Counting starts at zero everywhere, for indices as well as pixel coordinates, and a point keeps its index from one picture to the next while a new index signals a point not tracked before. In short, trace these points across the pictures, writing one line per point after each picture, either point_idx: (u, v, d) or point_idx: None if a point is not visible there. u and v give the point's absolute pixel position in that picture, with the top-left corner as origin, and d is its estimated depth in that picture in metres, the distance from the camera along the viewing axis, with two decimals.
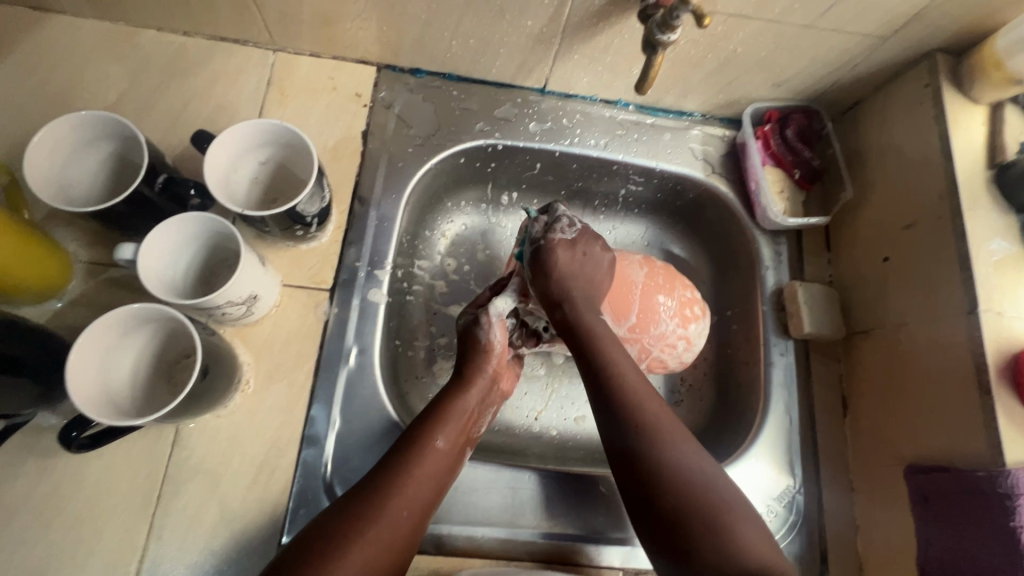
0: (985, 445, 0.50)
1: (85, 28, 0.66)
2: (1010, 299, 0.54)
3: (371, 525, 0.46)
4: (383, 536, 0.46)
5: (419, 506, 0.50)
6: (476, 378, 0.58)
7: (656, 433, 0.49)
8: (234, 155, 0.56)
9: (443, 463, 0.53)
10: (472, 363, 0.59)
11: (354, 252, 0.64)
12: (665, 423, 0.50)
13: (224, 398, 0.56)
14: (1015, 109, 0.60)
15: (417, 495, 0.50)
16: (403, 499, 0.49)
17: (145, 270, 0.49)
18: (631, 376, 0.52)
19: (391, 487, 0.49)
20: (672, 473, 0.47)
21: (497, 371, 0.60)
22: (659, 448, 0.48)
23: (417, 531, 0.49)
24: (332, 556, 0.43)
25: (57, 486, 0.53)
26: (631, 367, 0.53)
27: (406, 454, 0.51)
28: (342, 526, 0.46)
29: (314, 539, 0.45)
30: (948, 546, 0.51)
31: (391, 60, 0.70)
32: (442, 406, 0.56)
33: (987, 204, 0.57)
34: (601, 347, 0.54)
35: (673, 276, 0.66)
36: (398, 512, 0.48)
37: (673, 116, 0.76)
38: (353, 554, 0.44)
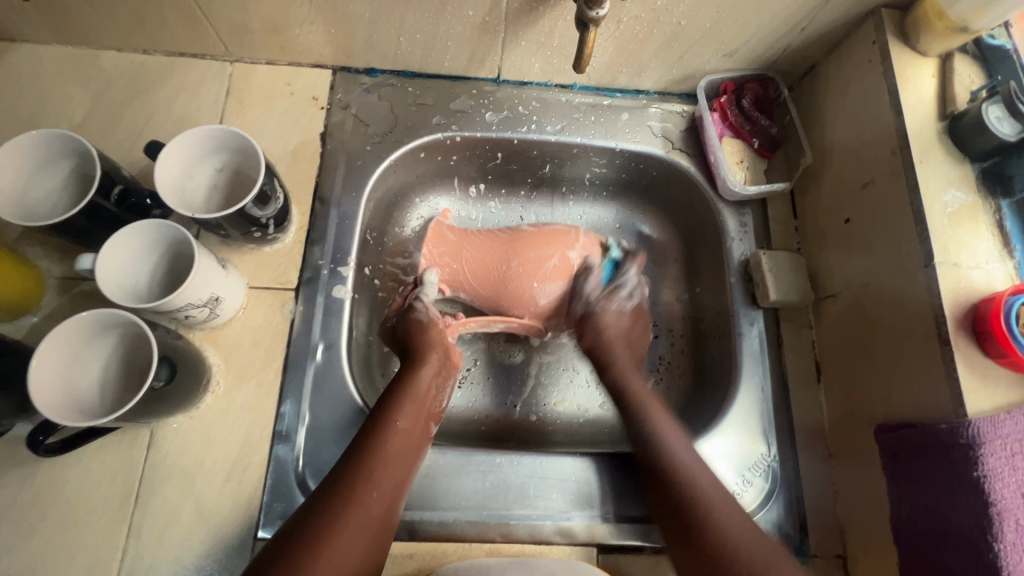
0: (947, 398, 0.49)
1: (50, 54, 0.69)
2: (967, 248, 0.53)
3: (345, 515, 0.47)
4: (359, 526, 0.47)
5: (393, 488, 0.51)
6: (427, 357, 0.59)
7: (701, 485, 0.53)
8: (187, 164, 0.57)
9: (407, 440, 0.54)
10: (423, 342, 0.60)
11: (318, 250, 0.65)
12: (702, 476, 0.54)
13: (194, 399, 0.57)
14: (965, 59, 0.59)
15: (387, 480, 0.51)
16: (373, 485, 0.49)
17: (103, 278, 0.50)
18: (678, 443, 0.57)
19: (356, 478, 0.49)
20: (700, 509, 0.51)
21: (444, 349, 0.61)
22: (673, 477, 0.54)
23: (392, 515, 0.50)
24: (303, 554, 0.43)
25: (37, 494, 0.54)
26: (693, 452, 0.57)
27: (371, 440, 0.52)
28: (310, 523, 0.45)
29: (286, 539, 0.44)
30: (917, 502, 0.50)
31: (344, 61, 0.71)
32: (398, 391, 0.56)
33: (940, 155, 0.56)
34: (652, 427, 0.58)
35: (560, 231, 0.68)
36: (370, 498, 0.49)
37: (630, 96, 0.76)
38: (333, 541, 0.45)
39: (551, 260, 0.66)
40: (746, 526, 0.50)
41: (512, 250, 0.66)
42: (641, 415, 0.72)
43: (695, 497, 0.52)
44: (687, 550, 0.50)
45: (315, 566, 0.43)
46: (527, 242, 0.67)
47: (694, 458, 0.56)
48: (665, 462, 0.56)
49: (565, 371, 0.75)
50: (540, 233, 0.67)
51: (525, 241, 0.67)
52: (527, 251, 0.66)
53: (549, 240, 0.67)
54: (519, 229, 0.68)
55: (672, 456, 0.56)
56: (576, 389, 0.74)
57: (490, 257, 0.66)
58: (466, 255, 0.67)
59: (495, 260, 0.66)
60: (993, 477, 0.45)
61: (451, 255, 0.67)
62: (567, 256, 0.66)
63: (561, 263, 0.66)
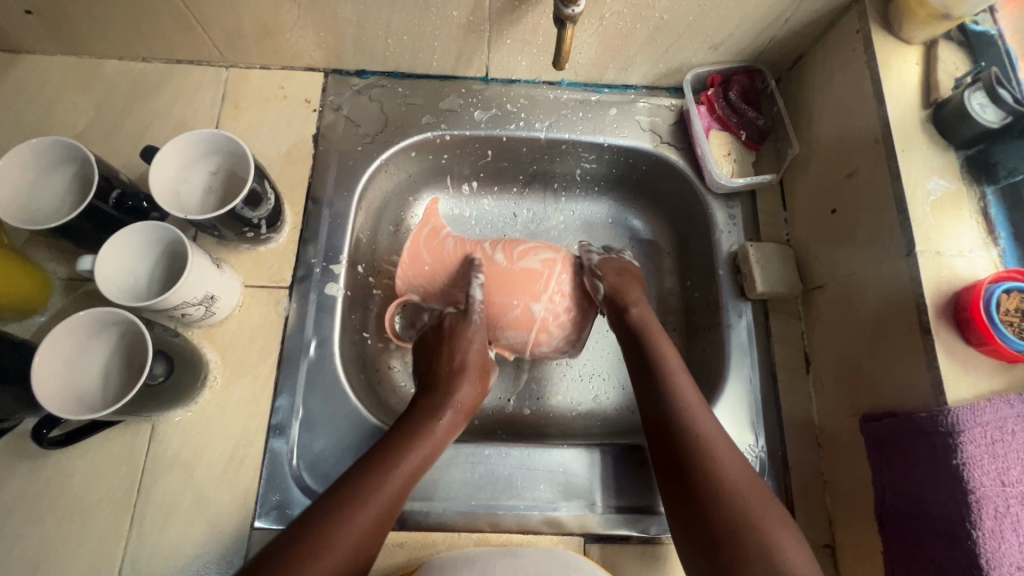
0: (929, 386, 0.49)
1: (54, 64, 0.71)
2: (950, 236, 0.52)
3: (357, 513, 0.48)
4: (374, 510, 0.50)
5: (402, 488, 0.52)
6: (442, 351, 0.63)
7: (724, 461, 0.53)
8: (182, 167, 0.59)
9: (431, 448, 0.56)
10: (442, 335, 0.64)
11: (311, 249, 0.67)
12: (721, 444, 0.54)
13: (192, 393, 0.59)
14: (950, 45, 0.58)
15: (399, 481, 0.52)
16: (388, 485, 0.51)
17: (102, 277, 0.53)
18: (688, 395, 0.57)
19: (368, 475, 0.51)
20: (719, 477, 0.51)
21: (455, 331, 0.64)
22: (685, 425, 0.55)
23: (395, 511, 0.52)
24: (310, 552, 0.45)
25: (45, 486, 0.57)
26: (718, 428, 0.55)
27: (392, 443, 0.54)
28: (317, 521, 0.47)
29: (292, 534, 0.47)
30: (900, 491, 0.50)
31: (336, 64, 0.73)
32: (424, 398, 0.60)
33: (923, 143, 0.56)
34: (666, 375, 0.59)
35: (532, 275, 0.66)
36: (380, 498, 0.50)
37: (618, 91, 0.76)
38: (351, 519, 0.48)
39: (513, 307, 0.65)
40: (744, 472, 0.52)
41: (479, 291, 0.66)
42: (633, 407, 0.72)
43: (702, 441, 0.54)
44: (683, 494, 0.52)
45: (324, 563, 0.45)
46: (497, 285, 0.66)
47: (698, 404, 0.57)
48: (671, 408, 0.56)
49: (558, 364, 0.75)
50: (511, 272, 0.66)
51: (494, 283, 0.66)
52: (493, 294, 0.66)
53: (514, 286, 0.65)
54: (491, 262, 0.67)
55: (696, 428, 0.55)
56: (568, 382, 0.75)
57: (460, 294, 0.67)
58: (437, 280, 0.68)
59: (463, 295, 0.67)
60: (972, 465, 0.45)
61: (422, 277, 0.68)
62: (528, 307, 0.65)
63: (522, 316, 0.65)
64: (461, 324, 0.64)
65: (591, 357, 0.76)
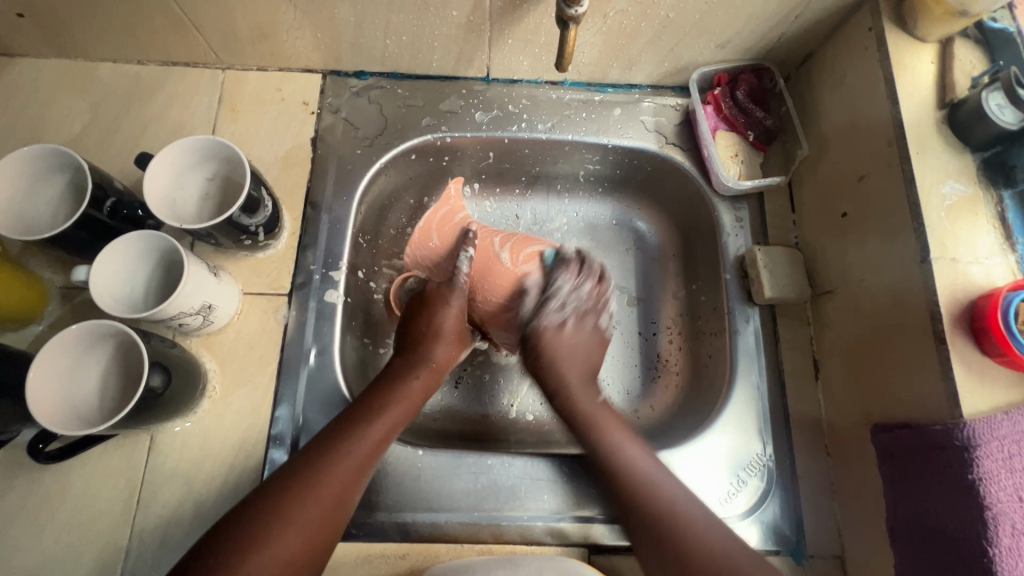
0: (943, 398, 0.48)
1: (49, 67, 0.70)
2: (966, 243, 0.51)
3: (300, 503, 0.48)
4: (310, 514, 0.48)
5: (359, 468, 0.52)
6: (412, 363, 0.62)
7: (660, 491, 0.53)
8: (178, 174, 0.58)
9: (374, 445, 0.54)
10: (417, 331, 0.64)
11: (310, 255, 0.66)
12: (667, 491, 0.53)
13: (191, 403, 0.59)
14: (966, 43, 0.56)
15: (354, 459, 0.52)
16: (343, 463, 0.52)
17: (97, 286, 0.51)
18: (626, 446, 0.57)
19: (308, 471, 0.50)
20: (675, 527, 0.51)
21: (425, 344, 0.63)
22: (627, 483, 0.55)
23: (354, 492, 0.52)
24: (255, 537, 0.45)
25: (45, 497, 0.56)
26: (646, 455, 0.57)
27: (335, 438, 0.53)
28: (262, 506, 0.47)
29: (236, 520, 0.46)
30: (912, 504, 0.49)
31: (334, 65, 0.71)
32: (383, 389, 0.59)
33: (938, 145, 0.54)
34: (597, 433, 0.59)
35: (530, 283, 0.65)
36: (333, 477, 0.50)
37: (622, 91, 0.75)
38: (283, 518, 0.47)
39: (506, 312, 0.66)
40: (705, 528, 0.51)
41: (483, 286, 0.66)
42: (638, 413, 0.71)
43: (645, 497, 0.53)
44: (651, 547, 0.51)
45: (269, 546, 0.45)
46: (496, 287, 0.66)
47: (640, 455, 0.57)
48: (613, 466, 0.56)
49: None
50: (513, 276, 0.65)
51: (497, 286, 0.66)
52: (491, 295, 0.66)
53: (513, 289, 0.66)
54: (497, 261, 0.66)
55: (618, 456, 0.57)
56: None
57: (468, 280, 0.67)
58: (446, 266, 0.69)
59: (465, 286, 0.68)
60: (989, 480, 0.44)
61: (431, 260, 0.69)
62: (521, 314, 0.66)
63: (515, 320, 0.67)
64: (442, 291, 0.66)
65: None
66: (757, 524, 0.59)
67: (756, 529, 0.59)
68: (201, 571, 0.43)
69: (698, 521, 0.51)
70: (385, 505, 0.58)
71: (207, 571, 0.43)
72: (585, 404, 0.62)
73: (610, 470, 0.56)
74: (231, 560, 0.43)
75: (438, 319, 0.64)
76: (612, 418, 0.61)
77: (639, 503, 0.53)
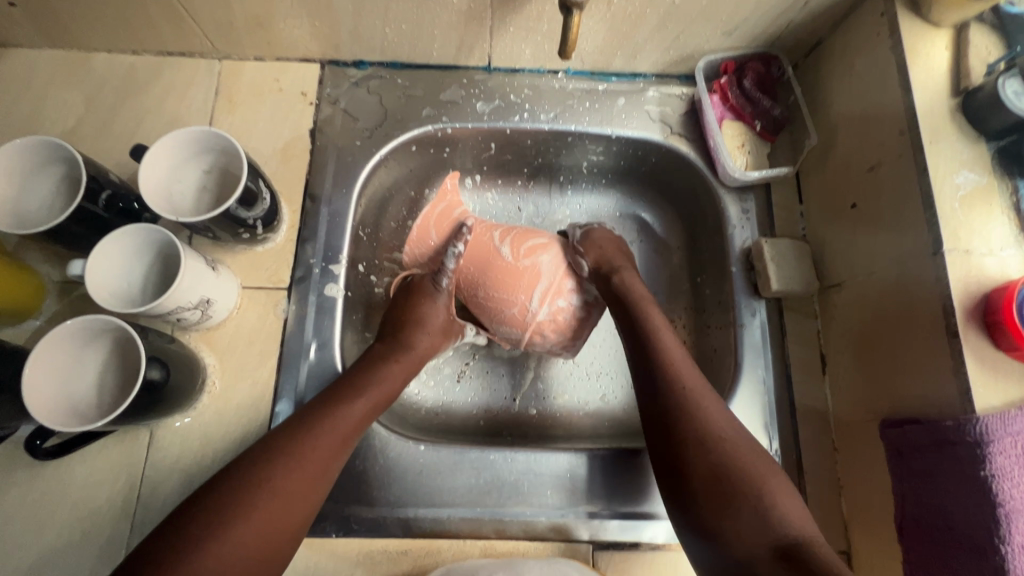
0: (955, 392, 0.47)
1: (43, 58, 0.69)
2: (979, 234, 0.49)
3: (272, 480, 0.48)
4: (283, 487, 0.48)
5: (337, 446, 0.52)
6: (397, 346, 0.62)
7: (704, 406, 0.53)
8: (174, 166, 0.57)
9: (353, 423, 0.54)
10: (407, 315, 0.64)
11: (309, 249, 0.65)
12: (711, 408, 0.53)
13: (190, 398, 0.58)
14: (982, 28, 0.55)
15: (331, 436, 0.52)
16: (321, 437, 0.52)
17: (94, 279, 0.51)
18: (674, 350, 0.58)
19: (287, 446, 0.50)
20: (707, 438, 0.51)
21: (411, 330, 0.63)
22: (674, 393, 0.54)
23: (331, 468, 0.52)
24: (229, 509, 0.45)
25: (44, 494, 0.56)
26: (696, 375, 0.56)
27: (315, 413, 0.53)
28: (238, 479, 0.47)
29: (211, 493, 0.46)
30: (922, 500, 0.48)
31: (332, 54, 0.70)
32: (369, 368, 0.59)
33: (952, 133, 0.52)
34: (653, 336, 0.59)
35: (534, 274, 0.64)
36: (311, 453, 0.51)
37: (626, 80, 0.73)
38: (260, 493, 0.47)
39: (511, 306, 0.64)
40: (741, 444, 0.51)
41: (483, 280, 0.65)
42: None
43: (691, 414, 0.53)
44: (675, 460, 0.52)
45: (243, 517, 0.45)
46: (497, 280, 0.64)
47: (689, 370, 0.56)
48: (662, 382, 0.56)
49: (565, 363, 0.74)
50: (516, 269, 0.64)
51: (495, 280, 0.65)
52: (495, 288, 0.65)
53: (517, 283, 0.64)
54: (497, 256, 0.65)
55: (699, 408, 0.53)
56: (575, 381, 0.73)
57: (465, 276, 0.67)
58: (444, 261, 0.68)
59: (467, 281, 0.66)
60: (1001, 476, 0.43)
61: (429, 255, 0.68)
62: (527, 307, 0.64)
63: (520, 315, 0.64)
64: (427, 282, 0.66)
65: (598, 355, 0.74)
66: None
67: None
68: (164, 545, 0.43)
69: (731, 436, 0.52)
70: (387, 501, 0.58)
71: (177, 543, 0.43)
72: (653, 316, 0.61)
73: (657, 385, 0.56)
74: (200, 533, 0.44)
75: (421, 308, 0.65)
76: (668, 327, 0.61)
77: (685, 412, 0.53)
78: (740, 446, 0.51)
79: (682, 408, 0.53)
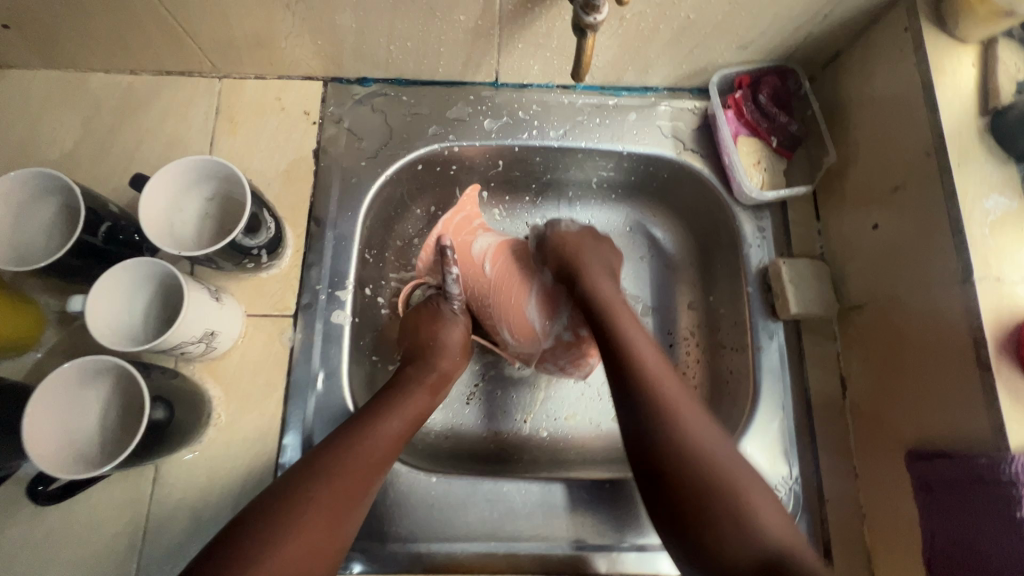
0: (988, 427, 0.46)
1: (37, 80, 0.67)
2: (1012, 261, 0.48)
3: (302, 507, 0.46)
4: (313, 512, 0.46)
5: (369, 470, 0.51)
6: (421, 373, 0.61)
7: (710, 451, 0.49)
8: (176, 195, 0.55)
9: (387, 446, 0.53)
10: (426, 338, 0.64)
11: (315, 274, 0.64)
12: (723, 457, 0.49)
13: (196, 433, 0.57)
14: (1011, 44, 0.53)
15: (368, 457, 0.52)
16: (352, 463, 0.50)
17: (94, 318, 0.49)
18: (668, 389, 0.53)
19: (319, 471, 0.49)
20: (710, 479, 0.47)
21: (431, 356, 0.63)
22: (678, 441, 0.49)
23: (365, 496, 0.50)
24: (267, 538, 0.44)
25: (48, 532, 0.55)
26: (701, 419, 0.51)
27: (345, 438, 0.52)
28: (262, 509, 0.46)
29: (244, 525, 0.45)
30: (952, 536, 0.47)
31: (335, 72, 0.68)
32: (399, 391, 0.58)
33: (980, 155, 0.51)
34: (652, 387, 0.53)
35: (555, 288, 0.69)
36: (352, 471, 0.50)
37: (638, 94, 0.71)
38: (292, 522, 0.45)
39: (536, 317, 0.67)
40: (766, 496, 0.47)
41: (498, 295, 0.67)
42: None
43: (699, 464, 0.48)
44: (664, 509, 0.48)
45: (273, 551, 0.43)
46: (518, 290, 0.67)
47: (704, 426, 0.51)
48: (667, 436, 0.50)
49: (577, 384, 0.72)
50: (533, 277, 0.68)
51: (498, 293, 0.67)
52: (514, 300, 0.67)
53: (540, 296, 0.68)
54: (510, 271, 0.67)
55: (677, 425, 0.50)
56: (587, 403, 0.71)
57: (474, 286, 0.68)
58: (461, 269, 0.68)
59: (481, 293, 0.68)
60: None
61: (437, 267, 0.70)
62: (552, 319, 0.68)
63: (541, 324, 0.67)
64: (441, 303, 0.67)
65: None
66: None
67: None
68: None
69: (732, 467, 0.48)
70: (399, 535, 0.57)
71: None
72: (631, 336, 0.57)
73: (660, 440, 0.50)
74: (241, 559, 0.42)
75: (438, 331, 0.65)
76: (667, 370, 0.55)
77: (700, 454, 0.48)
78: (732, 464, 0.48)
79: (658, 410, 0.51)
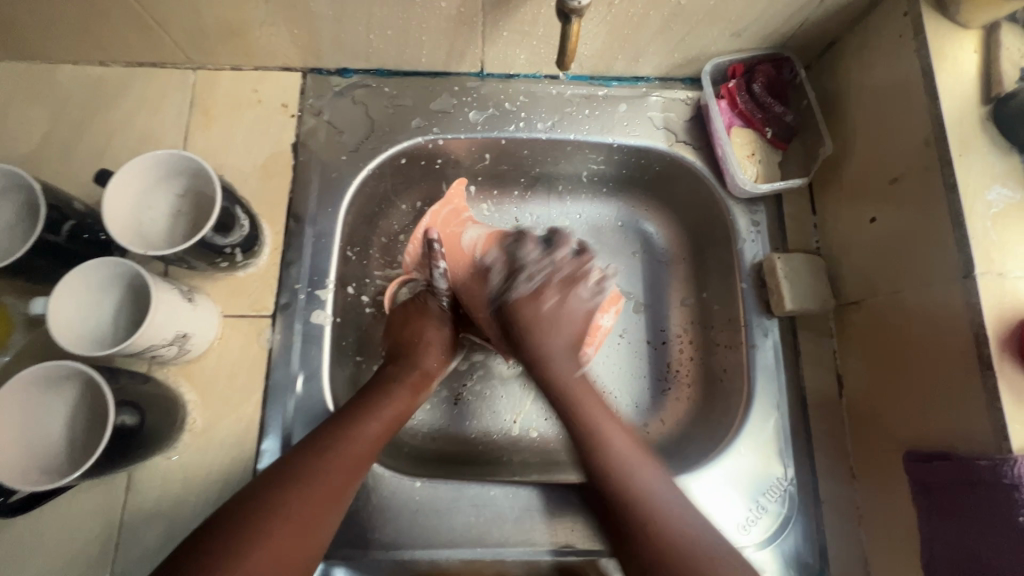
0: (990, 429, 0.44)
1: (1, 72, 0.64)
2: (1015, 255, 0.46)
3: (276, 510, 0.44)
4: (288, 513, 0.45)
5: (348, 472, 0.49)
6: (403, 372, 0.59)
7: (662, 511, 0.47)
8: (145, 191, 0.53)
9: (367, 446, 0.51)
10: (410, 335, 0.62)
11: (294, 273, 0.61)
12: (672, 505, 0.48)
13: (170, 439, 0.54)
14: (1014, 29, 0.51)
15: (346, 461, 0.50)
16: (330, 465, 0.49)
17: (56, 321, 0.47)
18: (616, 433, 0.53)
19: (295, 472, 0.47)
20: (662, 528, 0.46)
21: (415, 354, 0.61)
22: (624, 485, 0.49)
23: (343, 499, 0.49)
24: (238, 542, 0.42)
25: (15, 543, 0.53)
26: (653, 468, 0.51)
27: (324, 438, 0.50)
28: (236, 513, 0.44)
29: (216, 528, 0.43)
30: (951, 540, 0.45)
31: (314, 63, 0.66)
32: (381, 390, 0.56)
33: (983, 145, 0.49)
34: (584, 417, 0.54)
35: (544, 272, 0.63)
36: (330, 472, 0.48)
37: (628, 84, 0.69)
38: (265, 526, 0.43)
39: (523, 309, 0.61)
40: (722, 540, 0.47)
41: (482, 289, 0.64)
42: (647, 427, 0.67)
43: (650, 524, 0.47)
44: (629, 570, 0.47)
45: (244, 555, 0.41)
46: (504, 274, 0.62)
47: (659, 482, 0.50)
48: (618, 479, 0.50)
49: None
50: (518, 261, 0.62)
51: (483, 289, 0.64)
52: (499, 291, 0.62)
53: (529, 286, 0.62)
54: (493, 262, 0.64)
55: (616, 464, 0.51)
56: None
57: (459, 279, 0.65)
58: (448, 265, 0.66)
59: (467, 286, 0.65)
60: None
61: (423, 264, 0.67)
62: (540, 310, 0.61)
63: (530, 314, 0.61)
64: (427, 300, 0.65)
65: (602, 372, 0.69)
66: (776, 555, 0.56)
67: (774, 558, 0.56)
68: None
69: (685, 516, 0.47)
70: (381, 542, 0.55)
71: None
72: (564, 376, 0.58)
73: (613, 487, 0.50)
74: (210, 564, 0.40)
75: (424, 329, 0.63)
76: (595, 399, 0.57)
77: (646, 501, 0.48)
78: (693, 527, 0.47)
79: (598, 453, 0.52)
